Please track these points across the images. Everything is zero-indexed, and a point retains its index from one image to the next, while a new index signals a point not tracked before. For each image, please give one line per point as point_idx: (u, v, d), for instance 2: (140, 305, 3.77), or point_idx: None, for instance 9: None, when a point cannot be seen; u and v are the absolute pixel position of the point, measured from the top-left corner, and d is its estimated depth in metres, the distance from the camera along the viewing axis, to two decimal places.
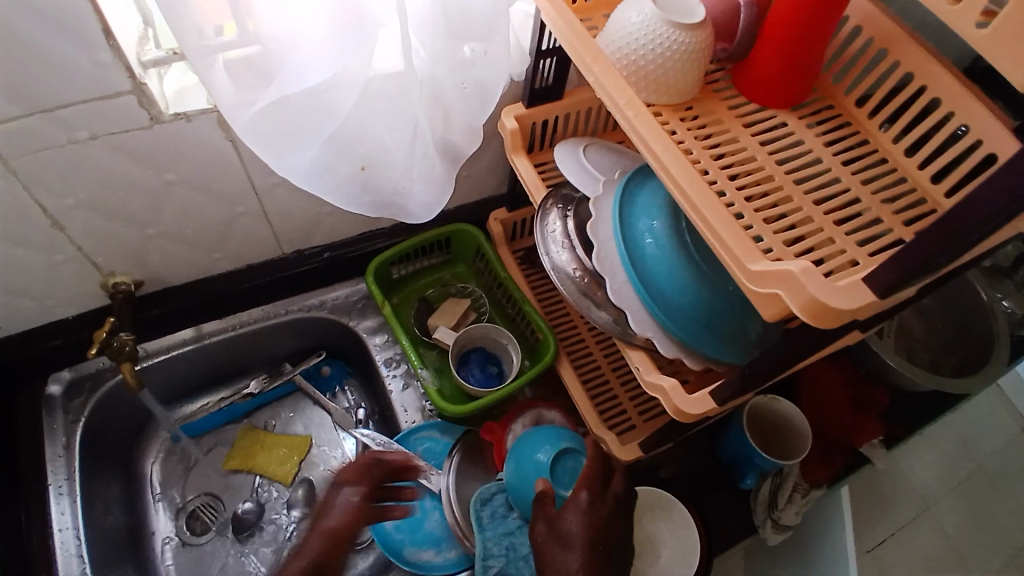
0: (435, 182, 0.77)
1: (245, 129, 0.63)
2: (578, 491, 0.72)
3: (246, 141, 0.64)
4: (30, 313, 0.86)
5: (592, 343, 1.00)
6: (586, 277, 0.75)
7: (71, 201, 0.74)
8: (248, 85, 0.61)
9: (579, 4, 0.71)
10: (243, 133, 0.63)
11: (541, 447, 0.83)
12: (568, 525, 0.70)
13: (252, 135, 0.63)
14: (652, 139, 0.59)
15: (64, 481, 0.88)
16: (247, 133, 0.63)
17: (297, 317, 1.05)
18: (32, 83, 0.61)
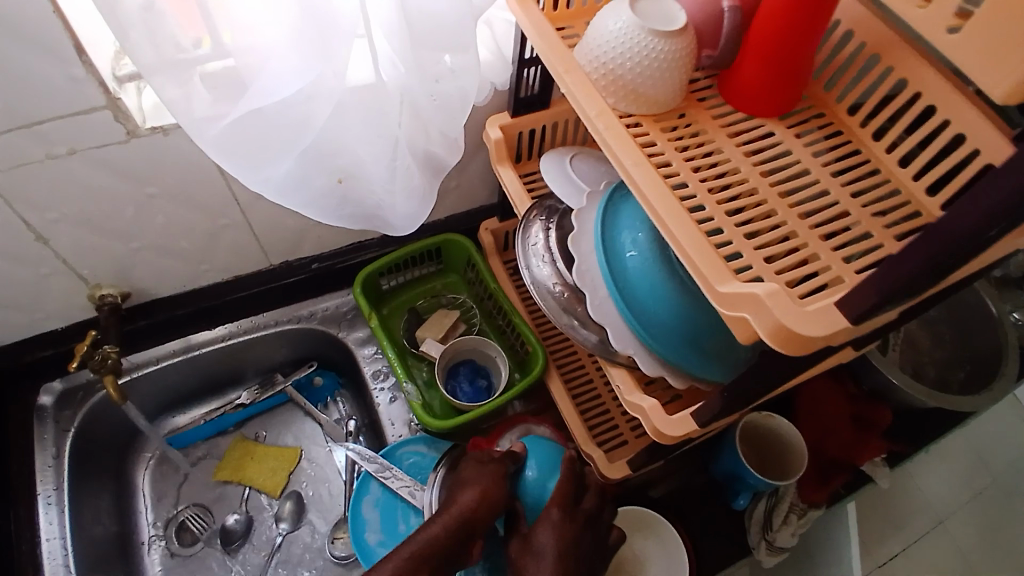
0: (413, 193, 0.76)
1: (213, 144, 0.62)
2: (550, 507, 0.71)
3: (217, 159, 0.64)
4: (18, 325, 0.87)
5: (583, 357, 0.98)
6: (567, 292, 0.74)
7: (53, 215, 0.74)
8: (225, 96, 0.60)
9: (559, 12, 0.68)
10: (211, 148, 0.63)
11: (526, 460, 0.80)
12: (541, 540, 0.69)
13: (221, 151, 0.63)
14: (625, 153, 0.57)
15: (53, 492, 0.88)
16: (217, 148, 0.62)
17: (287, 329, 1.04)
18: (5, 99, 0.61)
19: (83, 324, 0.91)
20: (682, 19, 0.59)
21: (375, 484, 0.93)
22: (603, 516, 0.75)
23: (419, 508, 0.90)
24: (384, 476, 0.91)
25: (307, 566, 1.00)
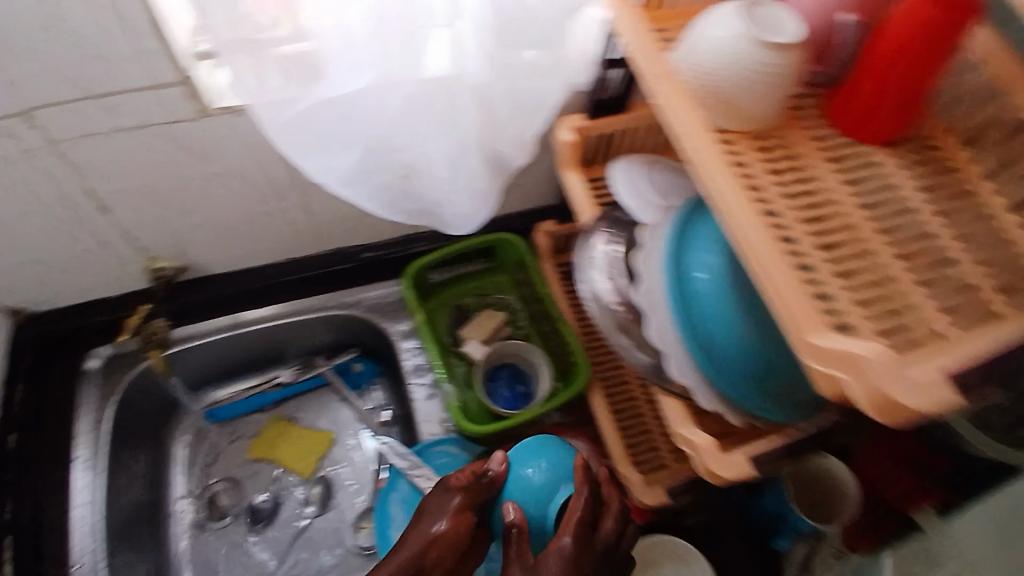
0: (478, 196, 0.73)
1: (283, 131, 0.61)
2: (562, 535, 0.63)
3: (280, 145, 0.63)
4: (74, 288, 0.90)
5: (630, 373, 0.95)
6: (625, 312, 0.70)
7: (117, 186, 0.75)
8: (296, 80, 0.58)
9: (657, 11, 0.63)
10: (277, 134, 0.62)
11: (527, 458, 0.72)
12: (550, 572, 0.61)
13: (289, 139, 0.62)
14: (716, 178, 0.53)
15: (89, 455, 0.89)
16: (287, 135, 0.62)
17: (331, 314, 1.03)
18: (80, 70, 0.61)
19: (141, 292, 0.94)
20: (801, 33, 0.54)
21: (404, 482, 0.89)
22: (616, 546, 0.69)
23: None
24: (414, 474, 0.89)
25: (329, 552, 1.00)
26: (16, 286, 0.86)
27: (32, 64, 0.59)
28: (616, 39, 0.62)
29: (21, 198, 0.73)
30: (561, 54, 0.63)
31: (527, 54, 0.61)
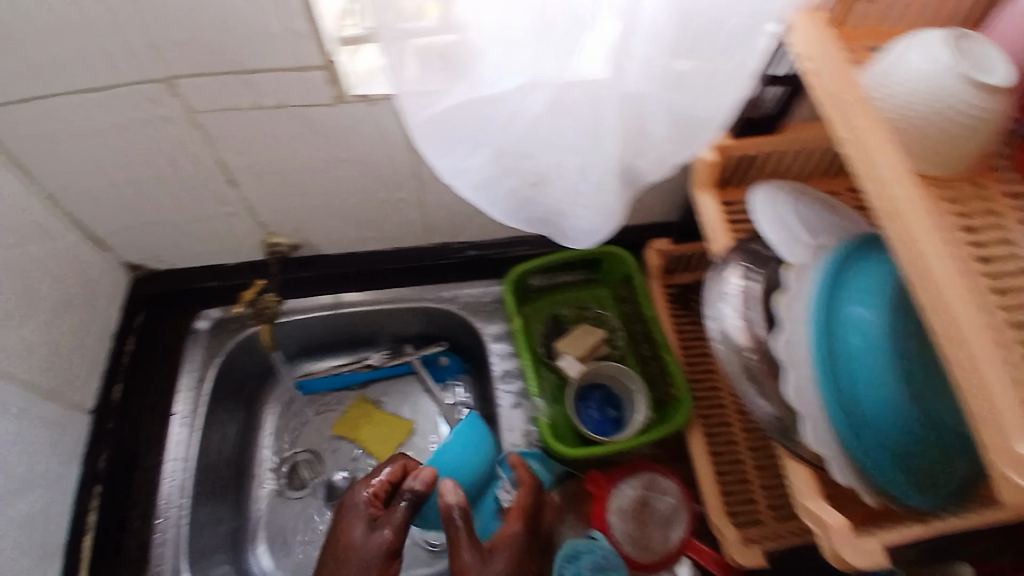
0: (608, 215, 0.66)
1: (422, 126, 0.59)
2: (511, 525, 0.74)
3: (417, 141, 0.61)
4: (195, 253, 0.94)
5: (732, 415, 0.88)
6: (757, 358, 0.63)
7: (247, 162, 0.76)
8: (440, 73, 0.55)
9: (848, 28, 0.56)
10: (415, 130, 0.60)
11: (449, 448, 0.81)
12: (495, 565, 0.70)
13: (424, 135, 0.60)
14: (918, 227, 0.44)
15: (187, 414, 0.92)
16: (424, 130, 0.59)
17: (425, 307, 1.02)
18: (229, 47, 0.62)
19: (256, 263, 0.98)
20: (1015, 78, 0.47)
21: None
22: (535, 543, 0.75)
23: None
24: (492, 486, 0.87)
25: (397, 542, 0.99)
26: (142, 243, 0.91)
27: (182, 34, 0.60)
28: (789, 51, 0.55)
29: (161, 164, 0.76)
30: (732, 65, 0.56)
31: (687, 62, 0.55)
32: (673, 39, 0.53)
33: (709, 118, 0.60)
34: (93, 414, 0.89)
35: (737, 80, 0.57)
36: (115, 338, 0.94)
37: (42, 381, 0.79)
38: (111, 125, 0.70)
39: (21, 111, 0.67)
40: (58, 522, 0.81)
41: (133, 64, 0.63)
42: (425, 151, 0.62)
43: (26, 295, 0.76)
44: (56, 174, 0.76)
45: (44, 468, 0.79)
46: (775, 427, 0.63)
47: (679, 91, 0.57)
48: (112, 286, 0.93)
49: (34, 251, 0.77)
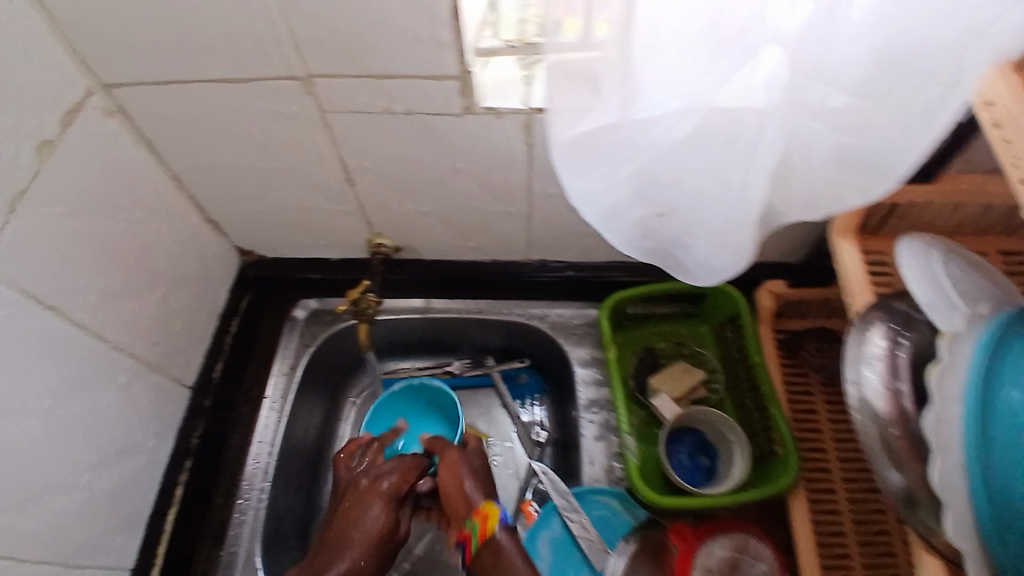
0: (736, 257, 0.62)
1: (561, 146, 0.56)
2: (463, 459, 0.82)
3: (552, 154, 0.57)
4: (302, 246, 0.97)
5: (838, 480, 0.81)
6: (899, 433, 0.59)
7: (367, 164, 0.77)
8: (591, 87, 0.51)
9: None
10: (555, 146, 0.56)
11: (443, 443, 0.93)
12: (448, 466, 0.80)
13: (563, 156, 0.56)
14: None
15: (278, 400, 0.96)
16: (563, 151, 0.56)
17: (511, 321, 1.01)
18: (371, 50, 0.61)
19: (356, 263, 0.99)
20: None
21: (557, 520, 0.86)
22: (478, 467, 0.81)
23: (597, 568, 0.82)
24: (569, 516, 0.84)
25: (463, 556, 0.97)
26: (254, 230, 0.93)
27: (325, 33, 0.60)
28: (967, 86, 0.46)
29: (286, 157, 0.78)
30: (917, 113, 0.49)
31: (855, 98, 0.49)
32: (858, 74, 0.47)
33: (879, 164, 0.53)
34: (193, 388, 0.92)
35: (925, 128, 0.50)
36: (221, 318, 0.97)
37: (150, 354, 0.82)
38: (244, 116, 0.72)
39: (163, 94, 0.70)
40: (149, 490, 0.84)
41: (275, 60, 0.64)
42: (556, 165, 0.58)
43: (144, 271, 0.79)
44: (187, 158, 0.80)
45: (141, 437, 0.82)
46: (900, 497, 0.60)
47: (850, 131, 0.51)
48: (222, 267, 0.96)
49: (155, 229, 0.81)
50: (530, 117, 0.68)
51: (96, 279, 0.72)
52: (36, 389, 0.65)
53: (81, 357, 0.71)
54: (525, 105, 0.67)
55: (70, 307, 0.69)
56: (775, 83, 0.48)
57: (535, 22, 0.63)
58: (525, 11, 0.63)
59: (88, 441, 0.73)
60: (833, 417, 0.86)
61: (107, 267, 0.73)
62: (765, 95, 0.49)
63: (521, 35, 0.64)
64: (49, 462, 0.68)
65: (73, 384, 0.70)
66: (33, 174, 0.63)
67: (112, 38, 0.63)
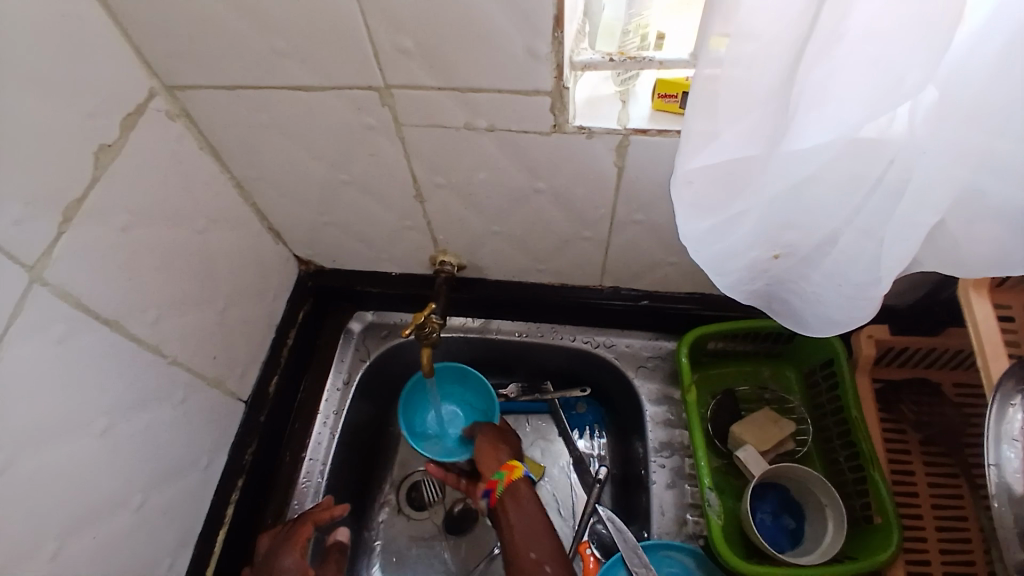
0: (863, 310, 0.54)
1: (679, 181, 0.49)
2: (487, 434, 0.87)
3: (673, 187, 0.50)
4: (364, 259, 0.93)
5: (936, 558, 0.71)
6: None
7: (440, 180, 0.73)
8: (730, 112, 0.44)
9: None
10: (679, 178, 0.49)
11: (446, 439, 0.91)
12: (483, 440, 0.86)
13: (681, 191, 0.50)
14: None
15: (331, 416, 0.95)
16: (679, 187, 0.50)
17: (580, 349, 0.96)
18: (458, 61, 0.56)
19: (419, 277, 0.95)
20: None
21: None
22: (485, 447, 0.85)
23: None
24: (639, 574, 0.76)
25: None
26: (317, 240, 0.90)
27: (409, 41, 0.55)
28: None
29: (357, 169, 0.73)
30: None
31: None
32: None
33: None
34: (248, 403, 0.88)
35: None
36: (280, 330, 0.93)
37: (209, 368, 0.79)
38: (315, 125, 0.68)
39: (229, 98, 0.66)
40: (203, 507, 0.81)
41: (353, 69, 0.59)
42: (675, 201, 0.51)
43: (205, 282, 0.76)
44: (253, 165, 0.76)
45: (195, 454, 0.79)
46: None
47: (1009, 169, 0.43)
48: (283, 276, 0.93)
49: (217, 238, 0.78)
50: (626, 138, 0.61)
51: (156, 290, 0.69)
52: (92, 407, 0.63)
53: (139, 372, 0.68)
54: (621, 126, 0.60)
55: (128, 321, 0.66)
56: (919, 108, 0.42)
57: (640, 33, 0.55)
58: (631, 21, 0.54)
59: (143, 459, 0.71)
60: (932, 481, 0.76)
61: (168, 279, 0.71)
62: (909, 123, 0.42)
63: (623, 48, 0.56)
64: (104, 482, 0.65)
65: (129, 401, 0.67)
66: (92, 183, 0.59)
67: (183, 40, 0.60)
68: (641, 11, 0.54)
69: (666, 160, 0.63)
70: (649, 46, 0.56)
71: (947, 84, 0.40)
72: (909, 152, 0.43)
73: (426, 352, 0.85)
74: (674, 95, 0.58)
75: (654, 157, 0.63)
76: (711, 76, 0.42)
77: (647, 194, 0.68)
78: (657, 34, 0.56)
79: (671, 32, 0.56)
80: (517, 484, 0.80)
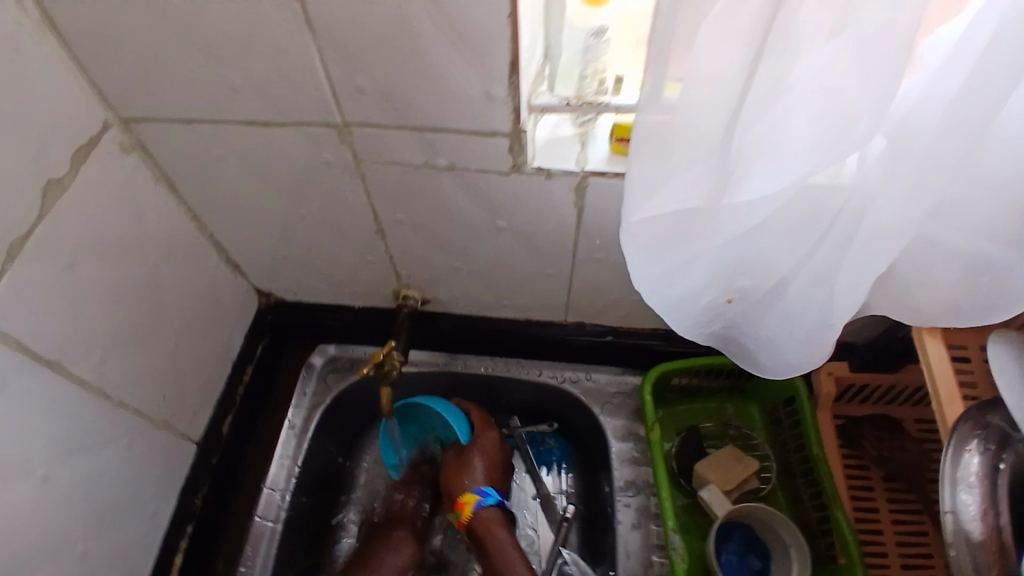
0: (817, 354, 0.55)
1: (629, 229, 0.50)
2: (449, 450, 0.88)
3: (625, 235, 0.50)
4: (326, 293, 0.92)
5: None
6: (995, 572, 0.48)
7: (400, 217, 0.72)
8: (681, 159, 0.45)
9: None
10: (633, 224, 0.49)
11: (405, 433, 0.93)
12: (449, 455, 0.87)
13: (634, 237, 0.50)
14: None
15: (287, 458, 0.92)
16: (630, 235, 0.50)
17: (546, 385, 0.95)
18: (416, 102, 0.56)
19: (383, 312, 0.94)
20: None
21: None
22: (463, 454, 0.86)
23: None
24: None
25: None
26: (276, 273, 0.88)
27: (367, 81, 0.55)
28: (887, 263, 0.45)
29: (316, 205, 0.73)
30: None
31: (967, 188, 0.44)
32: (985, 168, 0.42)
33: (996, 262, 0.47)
34: (198, 443, 0.85)
35: None
36: (235, 366, 0.91)
37: (156, 408, 0.76)
38: (273, 161, 0.67)
39: (184, 133, 0.65)
40: (146, 553, 0.78)
41: (311, 106, 0.59)
42: (627, 248, 0.51)
43: (156, 318, 0.74)
44: (209, 198, 0.75)
45: (140, 500, 0.75)
46: None
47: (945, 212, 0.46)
48: (241, 310, 0.91)
49: (170, 271, 0.75)
50: (584, 180, 0.61)
51: (102, 329, 0.66)
52: (33, 452, 0.60)
53: (81, 413, 0.65)
54: (579, 167, 0.61)
55: (72, 361, 0.63)
56: (867, 157, 0.42)
57: (597, 78, 0.55)
58: (587, 67, 0.54)
59: (86, 506, 0.67)
60: (896, 518, 0.76)
61: (116, 316, 0.68)
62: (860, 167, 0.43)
63: (580, 92, 0.56)
64: (40, 533, 0.62)
65: (73, 444, 0.64)
66: (38, 219, 0.57)
67: (135, 74, 0.58)
68: (596, 56, 0.54)
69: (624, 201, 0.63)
70: (607, 90, 0.55)
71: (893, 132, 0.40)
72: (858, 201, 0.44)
73: (385, 391, 0.83)
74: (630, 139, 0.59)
75: (612, 199, 0.63)
76: (662, 121, 0.43)
77: (607, 233, 0.69)
78: (615, 78, 0.55)
79: (629, 76, 0.56)
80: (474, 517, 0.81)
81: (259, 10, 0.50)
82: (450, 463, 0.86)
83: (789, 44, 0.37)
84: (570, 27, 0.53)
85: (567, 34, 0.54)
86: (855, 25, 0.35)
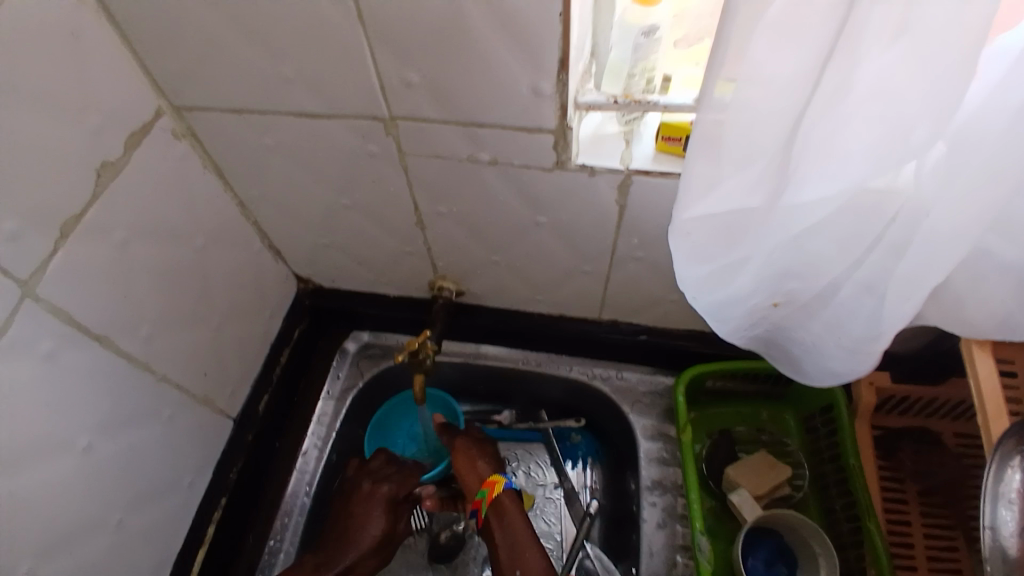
0: (862, 364, 0.54)
1: (677, 229, 0.50)
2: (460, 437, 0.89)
3: (673, 234, 0.51)
4: (364, 280, 0.93)
5: None
6: None
7: (442, 209, 0.73)
8: (734, 161, 0.45)
9: None
10: (683, 222, 0.50)
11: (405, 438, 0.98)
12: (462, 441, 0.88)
13: (681, 237, 0.51)
14: None
15: (321, 439, 0.95)
16: (678, 236, 0.51)
17: (576, 381, 0.96)
18: (462, 96, 0.56)
19: (418, 303, 0.95)
20: None
21: None
22: (477, 442, 0.89)
23: None
24: None
25: None
26: (317, 260, 0.90)
27: (415, 75, 0.55)
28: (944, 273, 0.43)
29: (359, 195, 0.74)
30: None
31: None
32: None
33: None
34: (237, 421, 0.87)
35: None
36: (274, 349, 0.93)
37: (198, 387, 0.79)
38: (320, 151, 0.68)
39: (235, 121, 0.67)
40: (186, 525, 0.81)
41: (358, 98, 0.59)
42: (675, 246, 0.52)
43: (202, 298, 0.76)
44: (256, 185, 0.76)
45: (180, 473, 0.78)
46: None
47: (1009, 229, 0.44)
48: (281, 294, 0.93)
49: (216, 255, 0.77)
50: (628, 180, 0.61)
51: (150, 310, 0.69)
52: (79, 423, 0.62)
53: (128, 389, 0.67)
54: (623, 165, 0.60)
55: (121, 339, 0.65)
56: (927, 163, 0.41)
57: (646, 77, 0.54)
58: (637, 65, 0.53)
59: (128, 477, 0.70)
60: (929, 533, 0.73)
61: (163, 297, 0.70)
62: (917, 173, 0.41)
63: (628, 90, 0.55)
64: (88, 500, 0.65)
65: (117, 417, 0.67)
66: (90, 201, 0.59)
67: (190, 62, 0.60)
68: (647, 55, 0.52)
69: (668, 202, 0.63)
70: (655, 90, 0.55)
71: (955, 140, 0.39)
72: (914, 205, 0.42)
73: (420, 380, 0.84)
74: (678, 138, 0.58)
75: (655, 199, 0.63)
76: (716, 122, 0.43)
77: (648, 233, 0.68)
78: (664, 77, 0.55)
79: (678, 75, 0.55)
80: (500, 501, 0.83)
81: (310, 3, 0.51)
82: (464, 453, 0.87)
83: (848, 49, 0.36)
84: (621, 25, 0.51)
85: (618, 32, 0.52)
86: (919, 28, 0.34)
